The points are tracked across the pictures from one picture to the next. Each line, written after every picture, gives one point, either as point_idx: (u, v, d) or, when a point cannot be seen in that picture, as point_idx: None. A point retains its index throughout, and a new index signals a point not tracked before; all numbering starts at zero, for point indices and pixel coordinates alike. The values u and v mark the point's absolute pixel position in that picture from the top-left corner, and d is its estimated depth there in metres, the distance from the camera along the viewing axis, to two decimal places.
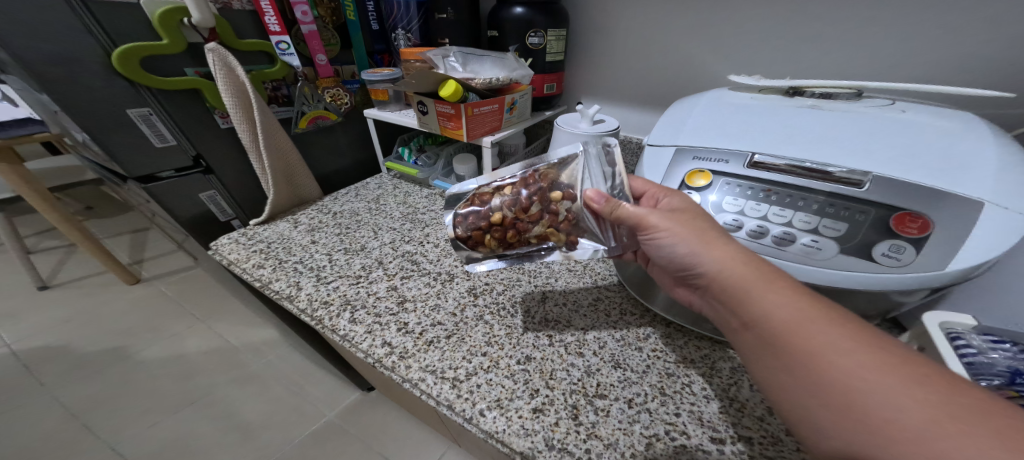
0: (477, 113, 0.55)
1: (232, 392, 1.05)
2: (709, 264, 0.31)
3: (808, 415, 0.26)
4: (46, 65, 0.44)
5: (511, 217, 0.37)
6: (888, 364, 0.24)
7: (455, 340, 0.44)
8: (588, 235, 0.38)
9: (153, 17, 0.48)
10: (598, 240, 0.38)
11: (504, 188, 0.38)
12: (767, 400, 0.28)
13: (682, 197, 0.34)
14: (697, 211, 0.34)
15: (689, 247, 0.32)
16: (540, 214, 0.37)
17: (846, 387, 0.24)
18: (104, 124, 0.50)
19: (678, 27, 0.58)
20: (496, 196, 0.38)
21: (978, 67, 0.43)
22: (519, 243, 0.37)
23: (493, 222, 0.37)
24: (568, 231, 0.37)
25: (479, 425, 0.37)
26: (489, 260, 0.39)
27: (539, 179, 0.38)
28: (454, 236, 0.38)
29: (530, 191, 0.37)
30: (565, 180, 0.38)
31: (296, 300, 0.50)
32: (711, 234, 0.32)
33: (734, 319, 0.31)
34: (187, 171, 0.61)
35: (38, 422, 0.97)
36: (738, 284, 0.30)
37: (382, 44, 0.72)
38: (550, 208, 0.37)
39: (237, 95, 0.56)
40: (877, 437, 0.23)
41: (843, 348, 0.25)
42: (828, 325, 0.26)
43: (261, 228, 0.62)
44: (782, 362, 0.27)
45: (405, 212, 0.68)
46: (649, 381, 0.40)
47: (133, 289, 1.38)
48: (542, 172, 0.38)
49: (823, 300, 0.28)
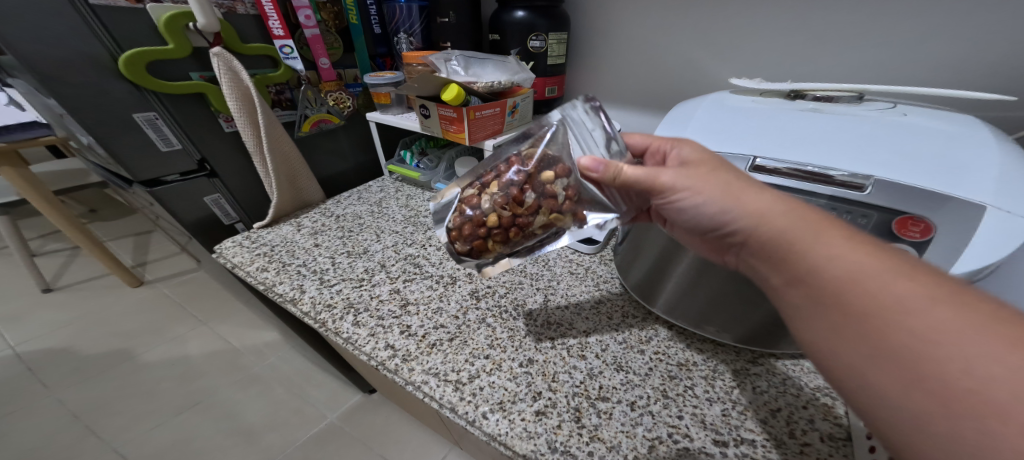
0: (478, 117, 0.55)
1: (234, 394, 1.06)
2: (738, 216, 0.29)
3: (870, 384, 0.22)
4: (52, 69, 0.44)
5: (508, 216, 0.36)
6: (973, 326, 0.20)
7: (458, 342, 0.44)
8: (594, 204, 0.38)
9: (159, 22, 0.49)
10: (607, 206, 0.38)
11: (491, 186, 0.38)
12: (818, 365, 0.25)
13: (694, 149, 0.33)
14: (713, 163, 0.32)
15: (713, 201, 0.30)
16: (538, 203, 0.36)
17: (921, 351, 0.21)
18: (110, 128, 0.51)
19: (679, 30, 0.58)
20: (484, 197, 0.37)
21: (979, 70, 0.43)
22: (526, 235, 0.38)
23: (492, 226, 0.37)
24: (572, 209, 0.37)
25: (482, 428, 0.37)
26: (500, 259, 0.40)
27: (524, 165, 0.37)
28: (456, 251, 0.39)
29: (517, 184, 0.36)
30: (552, 158, 0.37)
31: (299, 303, 0.50)
32: (735, 186, 0.30)
33: (775, 276, 0.28)
34: (192, 175, 0.61)
35: (42, 425, 0.97)
36: (778, 234, 0.27)
37: (385, 47, 0.72)
38: (546, 193, 0.36)
39: (242, 99, 0.56)
40: (954, 414, 0.19)
41: (921, 306, 0.21)
42: (902, 279, 0.22)
43: (265, 232, 0.62)
44: (840, 321, 0.23)
45: (407, 215, 0.68)
46: (651, 383, 0.40)
47: (136, 291, 1.38)
48: (525, 155, 0.38)
49: (893, 252, 0.24)
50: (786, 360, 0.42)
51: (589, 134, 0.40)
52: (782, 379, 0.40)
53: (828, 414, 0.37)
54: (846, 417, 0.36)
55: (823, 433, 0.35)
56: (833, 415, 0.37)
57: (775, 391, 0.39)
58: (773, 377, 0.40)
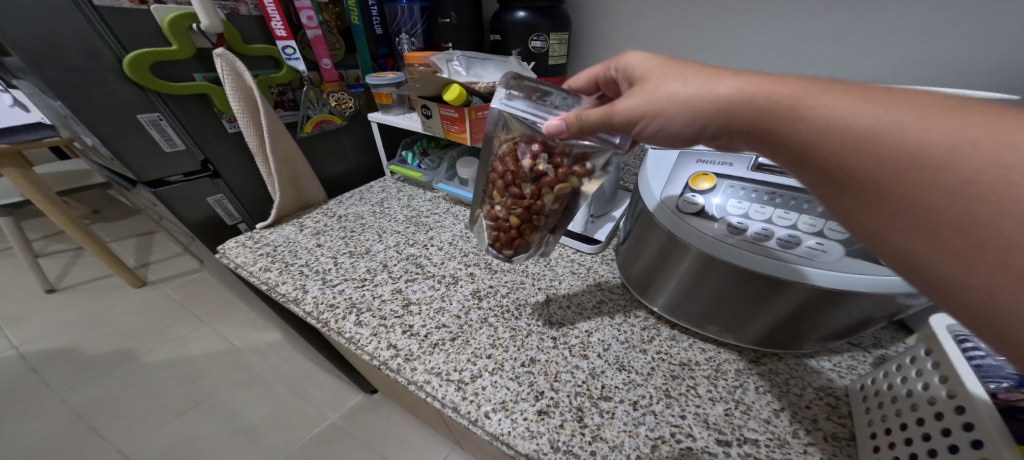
0: (481, 116, 0.57)
1: (236, 394, 1.06)
2: (698, 116, 0.28)
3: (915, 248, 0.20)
4: (57, 71, 0.45)
5: (522, 213, 0.39)
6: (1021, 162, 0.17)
7: (460, 342, 0.44)
8: (589, 148, 0.37)
9: (163, 24, 0.49)
10: (603, 145, 0.36)
11: (495, 197, 0.41)
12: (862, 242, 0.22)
13: (642, 59, 0.33)
14: (659, 66, 0.31)
15: (668, 106, 0.29)
16: (538, 187, 0.38)
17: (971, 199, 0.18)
18: (115, 129, 0.51)
19: (680, 30, 0.58)
20: (497, 207, 0.41)
21: (984, 69, 0.43)
22: (548, 213, 0.40)
23: (517, 224, 0.40)
24: (571, 168, 0.37)
25: (484, 428, 0.37)
26: (541, 237, 0.43)
27: (508, 165, 0.39)
28: (504, 256, 0.44)
29: (510, 185, 0.39)
30: (525, 142, 0.38)
31: (302, 302, 0.50)
32: (683, 84, 0.28)
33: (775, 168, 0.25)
34: (195, 175, 0.61)
35: (46, 424, 0.98)
36: (749, 120, 0.25)
37: (386, 48, 0.72)
38: (539, 176, 0.37)
39: (245, 100, 0.56)
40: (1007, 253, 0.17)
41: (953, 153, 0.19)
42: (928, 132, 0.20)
43: (267, 232, 0.63)
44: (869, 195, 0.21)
45: (409, 215, 0.68)
46: (654, 383, 0.40)
47: (139, 292, 1.39)
48: (505, 155, 0.39)
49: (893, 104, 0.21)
50: (789, 359, 0.42)
51: (545, 102, 0.37)
52: (785, 379, 0.40)
53: (831, 413, 0.37)
54: (850, 417, 0.36)
55: (827, 433, 0.35)
56: (837, 415, 0.37)
57: (778, 391, 0.39)
58: (775, 377, 0.40)
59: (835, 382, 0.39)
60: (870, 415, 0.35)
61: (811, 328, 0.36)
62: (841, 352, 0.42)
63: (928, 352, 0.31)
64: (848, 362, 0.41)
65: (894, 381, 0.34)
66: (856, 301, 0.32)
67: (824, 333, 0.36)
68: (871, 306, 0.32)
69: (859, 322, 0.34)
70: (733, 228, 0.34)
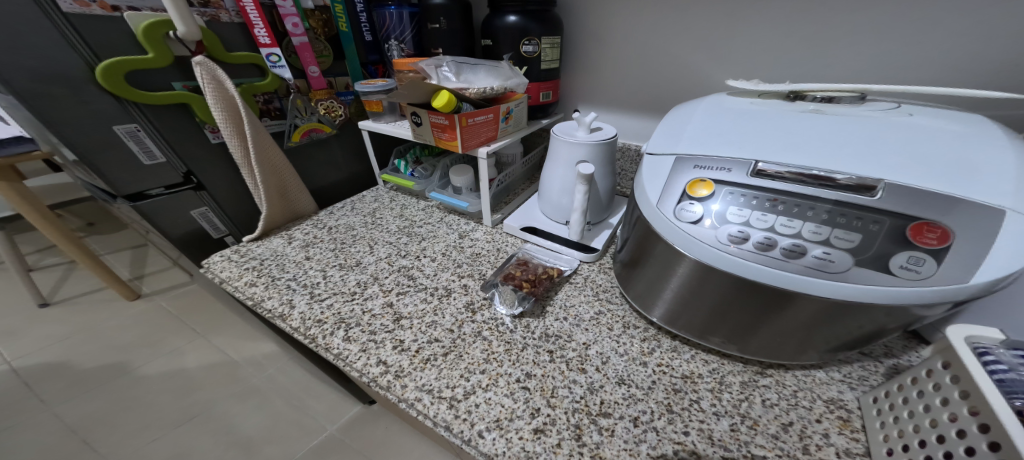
0: (472, 123, 0.54)
1: (231, 406, 1.04)
2: None
3: None
4: (29, 82, 0.43)
5: (528, 277, 0.51)
6: None
7: (453, 357, 0.42)
8: (559, 257, 0.57)
9: (138, 31, 0.48)
10: (565, 256, 0.57)
11: (508, 274, 0.52)
12: None
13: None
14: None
15: None
16: (536, 268, 0.53)
17: None
18: (90, 141, 0.50)
19: (674, 33, 0.57)
20: (508, 277, 0.52)
21: (987, 66, 0.42)
22: (545, 278, 0.51)
23: (528, 281, 0.50)
24: (552, 264, 0.55)
25: (478, 448, 0.35)
26: (545, 300, 0.50)
27: (517, 263, 0.55)
28: (506, 304, 0.48)
29: (518, 268, 0.53)
30: (527, 256, 0.57)
31: (288, 319, 0.48)
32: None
33: None
34: (177, 187, 0.60)
35: (38, 439, 0.95)
36: None
37: (376, 55, 0.70)
38: (535, 266, 0.54)
39: (226, 108, 0.54)
40: None
41: None
42: None
43: (254, 245, 0.61)
44: None
45: (402, 225, 0.66)
46: (655, 397, 0.38)
47: (132, 305, 1.36)
48: (513, 261, 0.56)
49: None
50: (796, 370, 0.40)
51: (546, 251, 0.58)
52: (793, 391, 0.38)
53: (843, 428, 0.35)
54: (863, 432, 0.34)
55: (839, 449, 0.33)
56: (849, 429, 0.35)
57: (785, 404, 0.37)
58: (782, 389, 0.38)
59: (846, 394, 0.37)
60: (885, 430, 0.33)
61: (818, 340, 0.34)
62: (850, 362, 0.40)
63: (946, 365, 0.30)
64: (858, 372, 0.39)
65: (909, 395, 0.32)
66: (867, 313, 0.30)
67: (833, 345, 0.34)
68: (883, 317, 0.30)
69: (870, 334, 0.32)
70: (733, 237, 0.32)
